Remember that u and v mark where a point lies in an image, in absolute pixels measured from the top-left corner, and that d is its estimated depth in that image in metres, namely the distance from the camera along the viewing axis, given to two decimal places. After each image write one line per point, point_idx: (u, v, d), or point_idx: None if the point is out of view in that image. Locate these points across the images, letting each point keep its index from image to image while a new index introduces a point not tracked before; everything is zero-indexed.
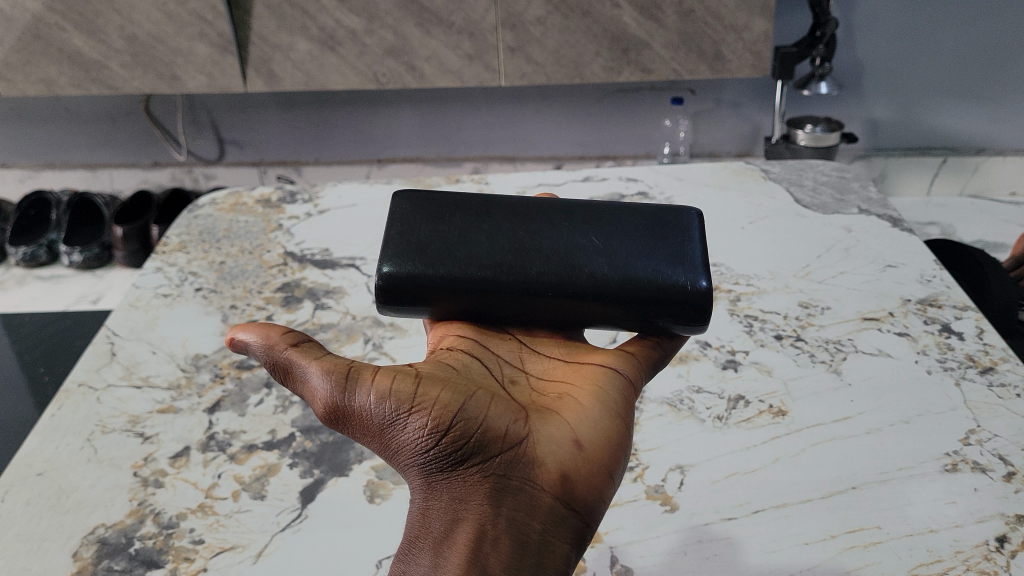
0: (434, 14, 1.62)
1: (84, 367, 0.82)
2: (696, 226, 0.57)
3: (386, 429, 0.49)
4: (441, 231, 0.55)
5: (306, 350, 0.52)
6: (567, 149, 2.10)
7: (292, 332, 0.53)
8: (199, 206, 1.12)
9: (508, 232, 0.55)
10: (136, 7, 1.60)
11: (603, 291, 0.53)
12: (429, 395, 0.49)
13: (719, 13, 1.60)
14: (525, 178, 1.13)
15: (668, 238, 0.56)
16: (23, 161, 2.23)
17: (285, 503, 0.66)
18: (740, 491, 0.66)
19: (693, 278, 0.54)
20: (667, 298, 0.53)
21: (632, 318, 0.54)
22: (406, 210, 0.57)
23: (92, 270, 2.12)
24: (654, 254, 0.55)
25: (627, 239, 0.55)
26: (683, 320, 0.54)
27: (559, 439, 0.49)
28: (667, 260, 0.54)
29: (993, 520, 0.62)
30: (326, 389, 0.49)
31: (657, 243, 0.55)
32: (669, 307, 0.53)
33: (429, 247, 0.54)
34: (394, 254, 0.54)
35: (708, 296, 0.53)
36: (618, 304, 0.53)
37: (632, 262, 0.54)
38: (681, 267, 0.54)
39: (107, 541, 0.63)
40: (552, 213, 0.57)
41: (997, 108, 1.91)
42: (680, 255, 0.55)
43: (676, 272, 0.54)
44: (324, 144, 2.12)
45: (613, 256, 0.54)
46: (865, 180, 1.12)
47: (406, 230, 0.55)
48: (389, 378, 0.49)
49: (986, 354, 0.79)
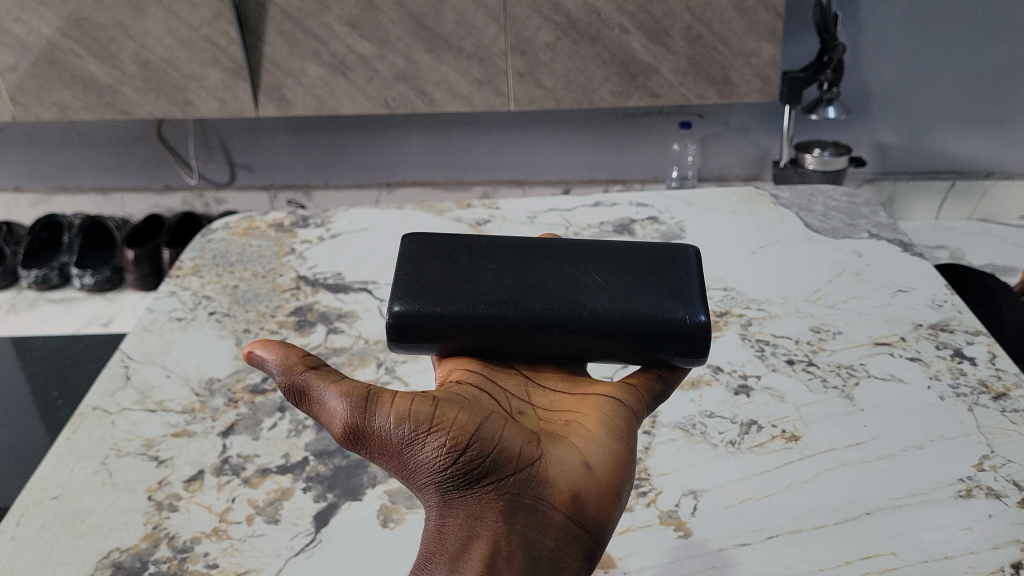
0: (445, 40, 1.64)
1: (98, 391, 0.83)
2: (694, 264, 0.58)
3: (404, 449, 0.49)
4: (449, 272, 0.56)
5: (324, 373, 0.51)
6: (575, 173, 2.11)
7: (310, 355, 0.53)
8: (212, 230, 1.13)
9: (512, 272, 0.56)
10: (150, 33, 1.63)
11: (605, 327, 0.53)
12: (447, 416, 0.49)
13: (726, 38, 1.62)
14: (536, 204, 1.14)
15: (667, 275, 0.56)
16: (35, 184, 2.26)
17: (300, 527, 0.66)
18: (755, 517, 0.66)
19: (692, 312, 0.54)
20: (667, 332, 0.54)
21: (632, 353, 0.54)
22: (415, 252, 0.58)
23: (104, 293, 2.14)
24: (653, 290, 0.55)
25: (626, 276, 0.56)
26: (683, 352, 0.54)
27: (570, 462, 0.49)
28: (666, 295, 0.55)
29: (1009, 547, 0.62)
30: (346, 410, 0.49)
31: (657, 279, 0.56)
32: (667, 341, 0.54)
33: (435, 288, 0.55)
34: (404, 294, 0.55)
35: (708, 329, 0.54)
36: (620, 338, 0.54)
37: (631, 297, 0.55)
38: (678, 302, 0.55)
39: (122, 565, 0.63)
40: (553, 252, 0.58)
41: (1004, 132, 1.91)
42: (679, 291, 0.55)
43: (676, 307, 0.54)
44: (335, 168, 2.14)
45: (613, 292, 0.55)
46: (875, 205, 1.13)
47: (414, 271, 0.56)
48: (407, 400, 0.49)
49: (999, 380, 0.79)
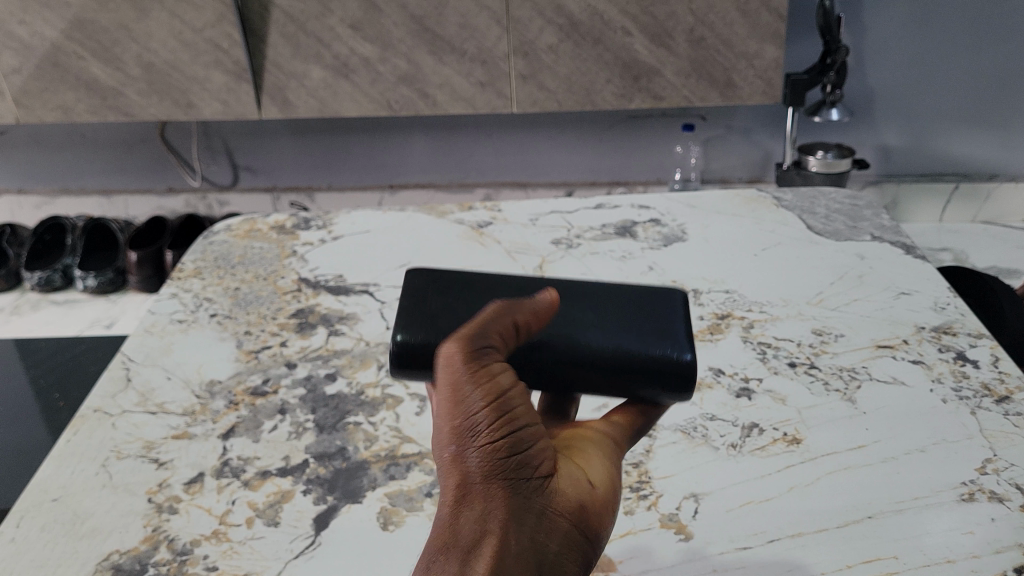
0: (447, 42, 1.64)
1: (99, 393, 0.83)
2: (681, 307, 0.58)
3: (460, 414, 0.45)
4: (448, 304, 0.56)
5: (503, 324, 0.48)
6: (578, 175, 2.10)
7: (528, 315, 0.49)
8: (214, 232, 1.13)
9: None
10: (154, 35, 1.63)
11: (597, 362, 0.54)
12: (516, 397, 0.45)
13: (729, 40, 1.62)
14: (538, 206, 1.15)
15: (655, 316, 0.57)
16: (38, 186, 2.26)
17: (299, 530, 0.66)
18: (756, 520, 0.65)
19: (679, 352, 0.54)
20: (654, 370, 0.54)
21: (619, 390, 0.54)
22: (417, 284, 0.58)
23: (107, 294, 2.15)
24: (643, 330, 0.56)
25: (619, 315, 0.57)
26: (669, 391, 0.54)
27: (578, 477, 0.48)
28: (655, 335, 0.55)
29: (1011, 551, 0.61)
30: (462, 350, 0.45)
31: (646, 320, 0.56)
32: (655, 379, 0.54)
33: (437, 319, 0.55)
34: (404, 325, 0.55)
35: (693, 368, 0.54)
36: (608, 375, 0.54)
37: (622, 336, 0.55)
38: (666, 341, 0.55)
39: (122, 568, 0.63)
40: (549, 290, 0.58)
41: (1007, 135, 1.91)
42: (667, 331, 0.56)
43: (664, 346, 0.54)
44: (337, 170, 2.14)
45: (604, 331, 0.55)
46: (877, 208, 1.12)
47: (414, 303, 0.57)
48: (499, 370, 0.46)
49: (1001, 382, 0.78)
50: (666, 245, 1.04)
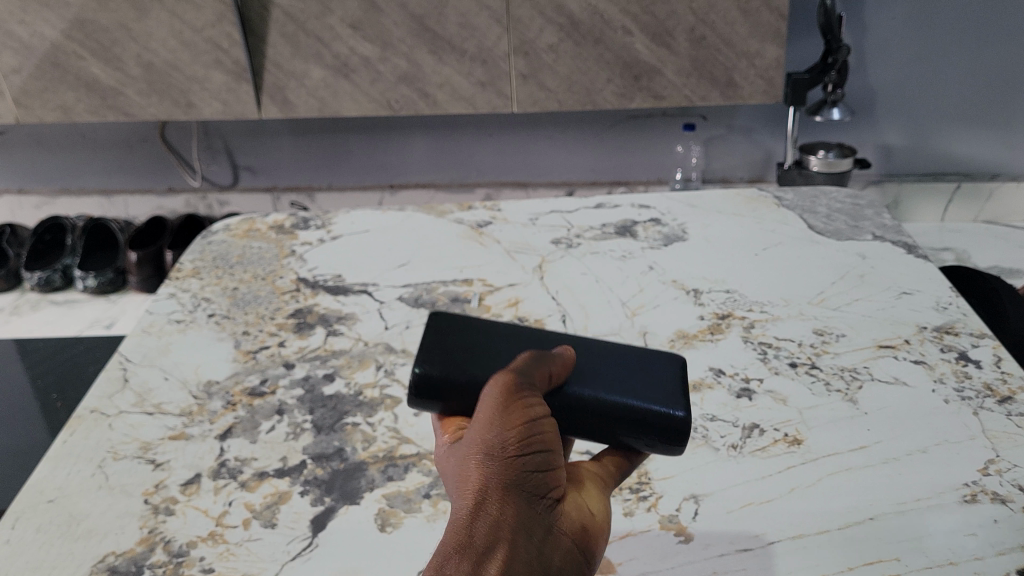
0: (447, 42, 1.64)
1: (96, 394, 0.82)
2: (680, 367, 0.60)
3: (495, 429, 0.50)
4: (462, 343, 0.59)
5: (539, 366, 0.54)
6: (578, 175, 2.10)
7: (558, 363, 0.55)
8: (212, 232, 1.13)
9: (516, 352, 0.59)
10: (153, 35, 1.63)
11: (595, 409, 0.56)
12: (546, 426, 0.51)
13: (730, 39, 1.61)
14: (538, 205, 1.14)
15: (654, 372, 0.59)
16: (38, 186, 2.26)
17: (296, 531, 0.66)
18: (757, 521, 0.65)
19: (673, 408, 0.56)
20: (647, 422, 0.56)
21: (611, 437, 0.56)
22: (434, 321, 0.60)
23: (106, 294, 2.14)
24: (641, 384, 0.57)
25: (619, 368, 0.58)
26: (659, 442, 0.56)
27: (580, 504, 0.53)
28: (652, 389, 0.57)
29: (1014, 552, 0.61)
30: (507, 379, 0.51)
31: (644, 374, 0.58)
32: (647, 430, 0.56)
33: (451, 354, 0.58)
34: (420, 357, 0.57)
35: (684, 424, 0.56)
36: (603, 421, 0.56)
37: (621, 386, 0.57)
38: (662, 396, 0.57)
39: (118, 569, 0.63)
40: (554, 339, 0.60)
41: (1009, 135, 1.90)
42: (664, 386, 0.58)
43: (659, 401, 0.56)
44: (337, 171, 2.14)
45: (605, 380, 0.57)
46: (879, 207, 1.12)
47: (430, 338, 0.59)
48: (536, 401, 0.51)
49: (1004, 382, 0.78)
50: (666, 245, 1.04)
